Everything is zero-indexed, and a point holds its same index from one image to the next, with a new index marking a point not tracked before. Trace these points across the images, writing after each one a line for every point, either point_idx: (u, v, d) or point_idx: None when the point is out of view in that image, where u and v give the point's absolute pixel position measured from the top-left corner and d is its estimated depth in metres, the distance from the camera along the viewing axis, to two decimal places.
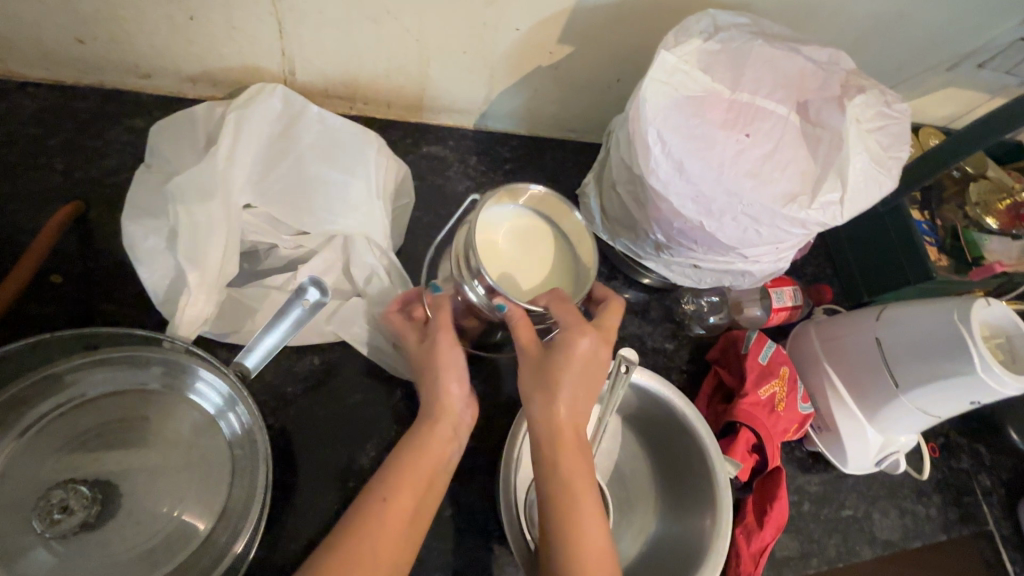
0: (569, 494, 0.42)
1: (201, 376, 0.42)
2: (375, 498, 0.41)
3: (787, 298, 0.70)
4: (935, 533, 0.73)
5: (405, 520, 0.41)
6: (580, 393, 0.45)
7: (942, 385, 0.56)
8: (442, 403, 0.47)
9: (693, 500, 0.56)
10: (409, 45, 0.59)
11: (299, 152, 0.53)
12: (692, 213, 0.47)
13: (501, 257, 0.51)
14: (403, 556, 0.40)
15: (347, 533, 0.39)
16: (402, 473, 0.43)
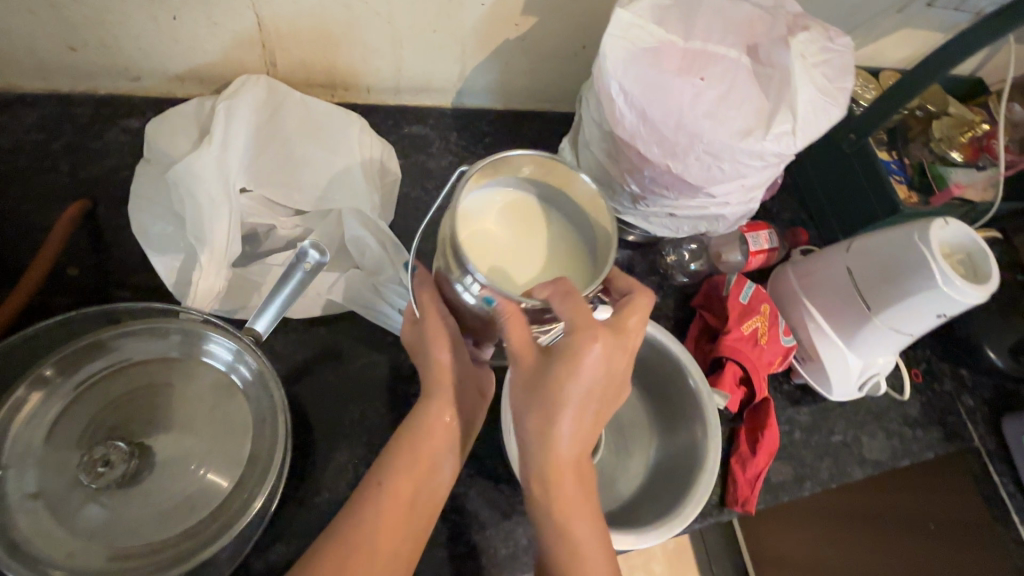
0: (560, 505, 0.44)
1: (214, 339, 0.45)
2: (373, 484, 0.45)
3: (763, 241, 0.74)
4: (922, 451, 0.77)
5: (405, 497, 0.45)
6: (582, 409, 0.42)
7: (911, 302, 0.60)
8: (444, 381, 0.50)
9: (688, 431, 0.59)
10: (383, 29, 0.62)
11: (285, 137, 0.58)
12: (659, 158, 0.51)
13: (492, 246, 0.48)
14: (404, 531, 0.45)
15: (351, 519, 0.43)
16: (400, 457, 0.47)
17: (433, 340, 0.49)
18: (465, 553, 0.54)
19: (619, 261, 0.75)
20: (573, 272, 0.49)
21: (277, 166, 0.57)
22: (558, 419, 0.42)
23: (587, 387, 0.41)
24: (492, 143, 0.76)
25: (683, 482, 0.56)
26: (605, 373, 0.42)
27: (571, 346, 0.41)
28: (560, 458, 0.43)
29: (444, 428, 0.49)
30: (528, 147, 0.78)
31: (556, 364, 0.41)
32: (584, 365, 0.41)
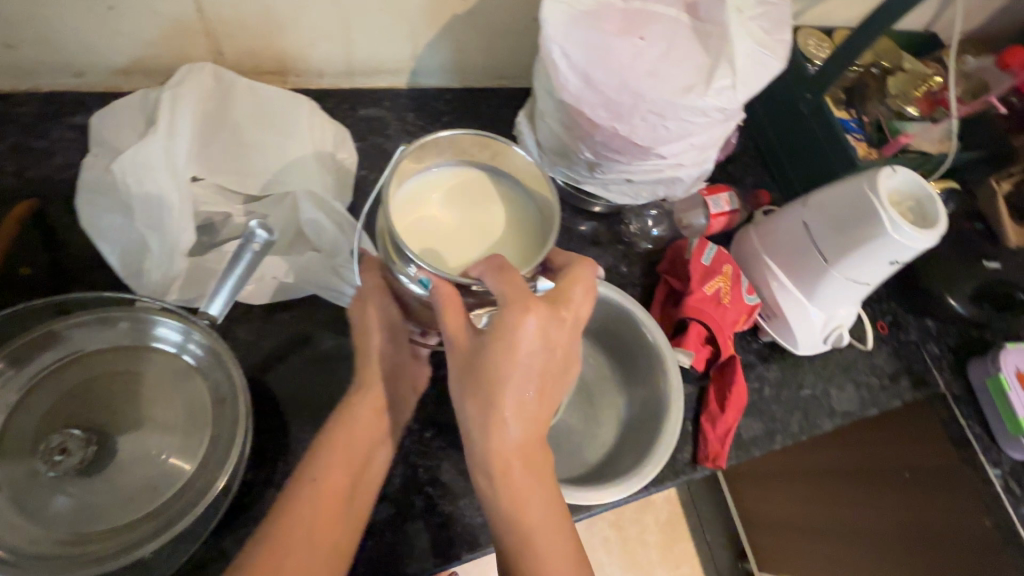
0: (512, 490, 0.42)
1: (161, 321, 0.45)
2: (307, 482, 0.44)
3: (724, 204, 0.75)
4: (889, 400, 0.79)
5: (340, 492, 0.45)
6: (520, 390, 0.41)
7: (863, 250, 0.61)
8: (371, 372, 0.51)
9: (652, 385, 0.62)
10: (328, 11, 0.61)
11: (234, 123, 0.57)
12: (605, 119, 0.52)
13: (435, 231, 0.48)
14: (338, 529, 0.43)
15: (285, 518, 0.42)
16: (332, 453, 0.46)
17: (367, 326, 0.52)
18: (441, 523, 0.55)
19: (583, 231, 0.76)
20: (524, 245, 0.49)
21: (230, 153, 0.57)
22: (496, 400, 0.41)
23: (521, 364, 0.41)
24: (450, 122, 0.76)
25: (651, 432, 0.59)
26: (541, 350, 0.42)
27: (501, 324, 0.41)
28: (506, 440, 0.42)
29: (373, 418, 0.50)
30: (487, 124, 0.78)
31: (488, 343, 0.41)
32: (514, 342, 0.41)
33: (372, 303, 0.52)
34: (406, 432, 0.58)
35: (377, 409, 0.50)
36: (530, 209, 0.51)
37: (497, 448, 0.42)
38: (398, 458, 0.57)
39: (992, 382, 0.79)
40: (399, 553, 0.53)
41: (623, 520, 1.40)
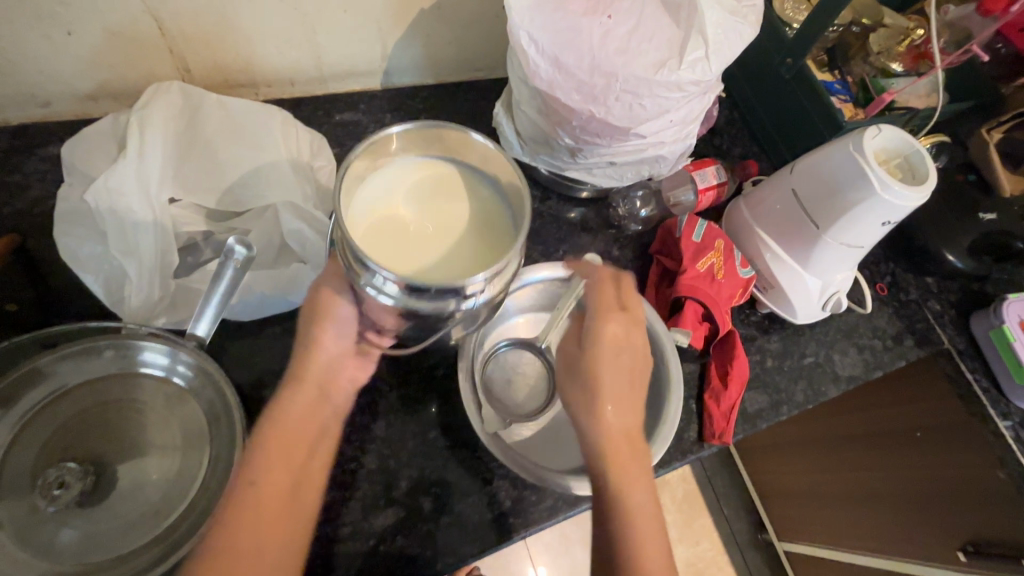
0: (615, 468, 0.46)
1: (144, 346, 0.45)
2: (245, 482, 0.40)
3: (711, 177, 0.74)
4: (894, 360, 0.79)
5: (283, 490, 0.41)
6: (615, 383, 0.48)
7: (854, 213, 0.60)
8: (309, 369, 0.45)
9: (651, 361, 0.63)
10: (292, 17, 0.60)
11: (207, 140, 0.56)
12: (580, 104, 0.51)
13: (397, 234, 0.47)
14: (288, 529, 0.40)
15: (227, 527, 0.38)
16: (270, 451, 0.42)
17: (316, 318, 0.45)
18: (450, 523, 0.55)
19: (571, 218, 0.75)
20: (492, 238, 0.48)
21: (204, 171, 0.56)
22: (596, 387, 0.48)
23: (614, 356, 0.48)
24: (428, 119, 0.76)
25: (653, 405, 0.61)
26: (626, 343, 0.49)
27: (598, 322, 0.49)
28: (607, 425, 0.47)
29: (311, 406, 0.45)
30: (465, 118, 0.77)
31: (589, 340, 0.49)
32: (606, 335, 0.49)
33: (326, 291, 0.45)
34: (408, 435, 0.58)
35: (317, 397, 0.45)
36: (504, 214, 0.49)
37: (600, 432, 0.47)
38: (403, 461, 0.56)
39: (996, 334, 0.78)
40: (411, 556, 0.53)
41: None
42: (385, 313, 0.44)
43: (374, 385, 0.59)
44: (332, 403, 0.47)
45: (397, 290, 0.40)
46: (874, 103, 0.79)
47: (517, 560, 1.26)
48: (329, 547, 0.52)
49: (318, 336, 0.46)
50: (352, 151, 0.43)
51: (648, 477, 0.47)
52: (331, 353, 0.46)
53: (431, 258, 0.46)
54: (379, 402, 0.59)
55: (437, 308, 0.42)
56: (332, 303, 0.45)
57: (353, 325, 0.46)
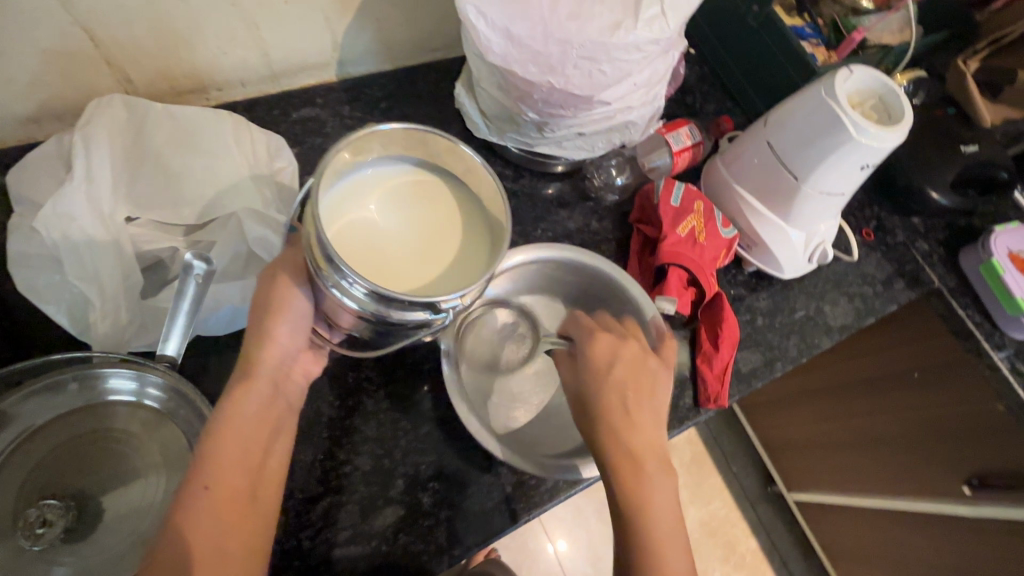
0: (623, 478, 0.45)
1: (110, 372, 0.44)
2: (198, 488, 0.37)
3: (685, 138, 0.72)
4: (885, 305, 0.78)
5: (243, 493, 0.39)
6: (615, 396, 0.49)
7: (831, 160, 0.59)
8: (261, 363, 0.43)
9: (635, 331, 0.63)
10: (231, 14, 0.57)
11: (157, 152, 0.54)
12: (537, 76, 0.49)
13: (370, 237, 0.46)
14: (253, 531, 0.38)
15: (182, 535, 0.36)
16: (225, 452, 0.39)
17: (269, 309, 0.43)
18: (452, 516, 0.55)
19: (546, 194, 0.73)
20: (465, 253, 0.47)
21: (159, 185, 0.54)
22: (596, 401, 0.49)
23: (605, 370, 0.50)
24: (389, 107, 0.73)
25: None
26: (617, 355, 0.51)
27: (585, 345, 0.52)
28: (619, 449, 0.46)
29: (266, 403, 0.42)
30: (427, 101, 0.75)
31: (583, 361, 0.51)
32: (596, 358, 0.51)
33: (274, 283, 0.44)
34: (400, 432, 0.57)
35: (270, 394, 0.43)
36: (483, 227, 0.49)
37: (603, 450, 0.47)
38: (398, 459, 0.56)
39: (986, 268, 0.77)
40: (416, 552, 0.53)
41: None
42: (349, 314, 0.43)
43: (361, 385, 0.58)
44: (285, 400, 0.44)
45: (365, 296, 0.39)
46: (842, 46, 0.77)
47: (533, 538, 1.27)
48: (331, 553, 0.51)
49: (271, 331, 0.43)
50: (337, 146, 0.42)
51: (668, 495, 0.46)
52: (284, 348, 0.44)
53: (403, 266, 0.46)
54: (367, 402, 0.58)
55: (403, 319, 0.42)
56: (289, 297, 0.44)
57: (308, 320, 0.45)
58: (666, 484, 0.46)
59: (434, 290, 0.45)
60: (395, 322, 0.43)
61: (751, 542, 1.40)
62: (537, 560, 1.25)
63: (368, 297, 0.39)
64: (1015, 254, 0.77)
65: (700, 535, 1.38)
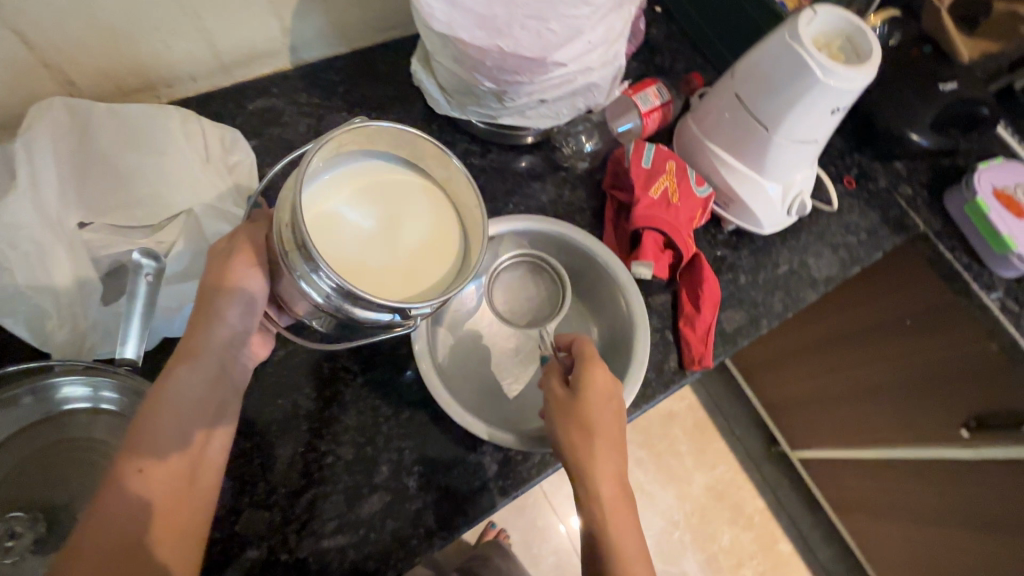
0: (611, 515, 0.48)
1: (62, 381, 0.44)
2: (130, 469, 0.36)
3: (654, 98, 0.70)
4: (870, 254, 0.77)
5: (181, 477, 0.38)
6: (609, 432, 0.50)
7: (800, 107, 0.57)
8: (206, 342, 0.42)
9: (611, 303, 0.64)
10: (168, 5, 0.55)
11: (104, 154, 0.52)
12: (485, 39, 0.51)
13: (337, 230, 0.45)
14: (190, 515, 0.38)
15: (111, 515, 0.35)
16: (161, 432, 0.38)
17: (219, 287, 0.42)
18: (439, 498, 0.54)
19: (515, 167, 0.71)
20: (436, 257, 0.47)
21: (111, 187, 0.52)
22: (590, 434, 0.49)
23: (605, 399, 0.51)
24: (347, 91, 0.71)
25: (625, 350, 0.61)
26: (613, 386, 0.52)
27: (585, 374, 0.51)
28: (605, 482, 0.48)
29: (211, 383, 0.42)
30: (387, 81, 0.73)
31: (582, 391, 0.51)
32: (597, 384, 0.51)
33: (221, 265, 0.43)
34: (380, 419, 0.56)
35: (215, 375, 0.43)
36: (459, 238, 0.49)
37: (595, 487, 0.48)
38: (380, 447, 0.55)
39: (971, 209, 0.75)
40: (405, 537, 0.52)
41: (651, 438, 1.42)
42: (311, 304, 0.42)
43: (338, 374, 0.57)
44: (229, 382, 0.44)
45: (332, 291, 0.39)
46: None
47: (542, 516, 1.27)
48: (320, 544, 0.51)
49: (219, 311, 0.42)
50: (328, 136, 0.41)
51: (637, 534, 0.48)
52: (235, 329, 0.43)
53: (368, 264, 0.45)
54: (345, 390, 0.57)
55: (366, 317, 0.41)
56: (243, 278, 0.43)
57: (259, 303, 0.44)
58: (634, 523, 0.49)
59: (393, 292, 0.44)
60: (356, 318, 0.42)
61: (758, 503, 1.40)
62: (546, 537, 1.26)
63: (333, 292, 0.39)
64: (1000, 191, 0.75)
65: (707, 500, 1.39)
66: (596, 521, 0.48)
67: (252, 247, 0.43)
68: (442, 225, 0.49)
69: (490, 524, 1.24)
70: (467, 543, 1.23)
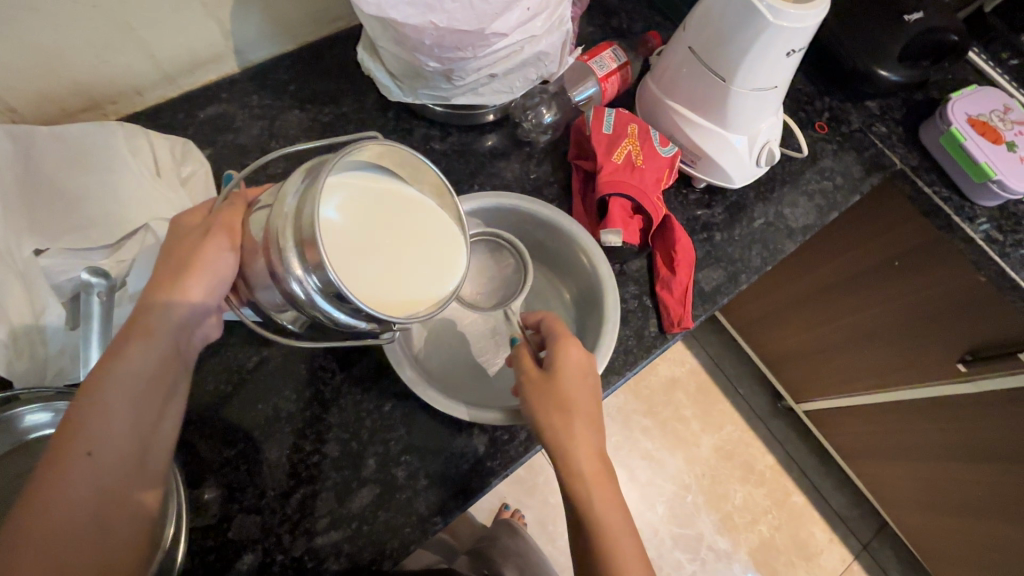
0: (596, 488, 0.48)
1: (24, 411, 0.44)
2: (79, 452, 0.37)
3: (610, 62, 0.69)
4: (848, 197, 0.76)
5: (132, 460, 0.39)
6: (587, 408, 0.50)
7: (755, 53, 0.55)
8: (164, 318, 0.41)
9: (578, 270, 0.65)
10: (95, 17, 0.53)
11: (51, 177, 0.52)
12: (417, 17, 0.50)
13: (332, 233, 0.44)
14: (134, 496, 0.38)
15: (61, 496, 0.36)
16: (111, 416, 0.38)
17: (188, 266, 0.42)
18: (428, 484, 0.54)
19: (479, 147, 0.70)
20: (422, 274, 0.47)
21: (60, 210, 0.51)
22: (567, 410, 0.49)
23: (580, 373, 0.51)
24: (299, 88, 0.70)
25: (598, 315, 0.62)
26: (586, 356, 0.52)
27: (560, 353, 0.51)
28: (587, 455, 0.48)
29: (167, 362, 0.41)
30: (339, 74, 0.71)
31: (555, 369, 0.51)
32: (571, 359, 0.51)
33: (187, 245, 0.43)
34: (363, 414, 0.56)
35: (171, 352, 0.42)
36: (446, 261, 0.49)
37: (575, 461, 0.48)
38: (366, 441, 0.55)
39: (947, 139, 0.74)
40: (398, 526, 0.53)
41: (655, 406, 1.42)
42: (283, 295, 0.42)
43: (317, 373, 0.57)
44: (183, 362, 0.43)
45: (318, 290, 0.39)
46: None
47: (554, 493, 1.28)
48: (313, 541, 0.52)
49: (182, 291, 0.42)
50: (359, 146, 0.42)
51: (620, 501, 0.49)
52: (195, 306, 0.42)
53: (361, 273, 0.44)
54: (325, 388, 0.57)
55: (338, 319, 0.42)
56: (213, 259, 0.43)
57: (226, 285, 0.44)
58: (616, 494, 0.49)
59: (378, 305, 0.44)
60: (326, 318, 0.42)
61: (767, 458, 1.40)
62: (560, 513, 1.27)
63: (314, 295, 0.40)
64: (975, 119, 0.73)
65: (716, 460, 1.39)
66: (581, 496, 0.48)
67: (231, 229, 0.44)
68: (435, 245, 0.49)
69: (504, 506, 1.24)
70: (482, 526, 1.24)
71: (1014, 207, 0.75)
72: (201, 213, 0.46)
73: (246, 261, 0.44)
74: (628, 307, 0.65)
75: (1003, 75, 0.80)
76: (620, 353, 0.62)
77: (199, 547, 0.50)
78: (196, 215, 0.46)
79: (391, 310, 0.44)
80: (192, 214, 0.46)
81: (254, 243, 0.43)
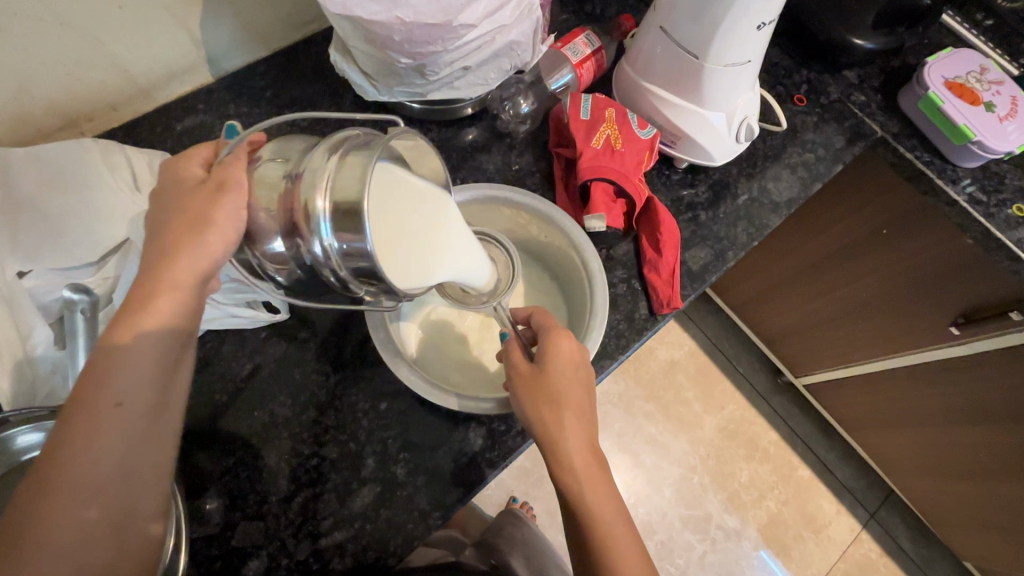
0: (588, 481, 0.48)
1: (18, 432, 0.44)
2: (109, 401, 0.37)
3: (584, 48, 0.68)
4: (830, 167, 0.76)
5: (152, 412, 0.39)
6: (578, 401, 0.50)
7: (725, 27, 0.55)
8: (179, 268, 0.40)
9: (569, 259, 0.65)
10: (65, 34, 0.53)
11: (25, 199, 0.51)
12: (382, 13, 0.50)
13: (379, 198, 0.45)
14: (158, 444, 0.39)
15: (88, 449, 0.36)
16: (134, 365, 0.38)
17: (159, 271, 0.40)
18: (427, 481, 0.55)
19: (460, 141, 0.70)
20: (431, 258, 0.50)
21: (41, 230, 0.51)
22: (558, 405, 0.49)
23: (572, 365, 0.51)
24: (275, 94, 0.70)
25: (585, 310, 0.62)
26: (578, 347, 0.53)
27: (551, 347, 0.51)
28: (579, 448, 0.49)
29: (189, 308, 0.41)
30: (314, 77, 0.71)
31: (546, 363, 0.51)
32: (562, 352, 0.51)
33: (172, 232, 0.41)
34: (360, 415, 0.56)
35: (190, 306, 0.41)
36: (448, 244, 0.52)
37: (567, 455, 0.48)
38: (363, 441, 0.56)
39: (924, 104, 0.74)
40: (400, 523, 0.53)
41: (656, 391, 1.43)
42: (292, 254, 0.42)
43: (310, 380, 0.57)
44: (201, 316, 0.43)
45: (341, 260, 0.40)
46: None
47: None
48: (318, 542, 0.52)
49: (203, 248, 0.40)
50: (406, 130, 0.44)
51: (612, 491, 0.49)
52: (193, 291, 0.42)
53: (390, 240, 0.46)
54: (322, 391, 0.57)
55: (347, 282, 0.43)
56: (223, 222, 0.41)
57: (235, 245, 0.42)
58: (609, 485, 0.49)
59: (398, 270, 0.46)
60: (336, 282, 0.43)
61: (772, 435, 1.41)
62: None
63: (331, 259, 0.40)
64: (952, 82, 0.73)
65: (721, 440, 1.40)
66: (573, 489, 0.48)
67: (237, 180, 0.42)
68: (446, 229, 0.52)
69: (512, 499, 1.25)
70: (490, 518, 1.24)
71: (995, 167, 0.75)
72: (192, 167, 0.45)
73: (257, 217, 0.42)
74: (618, 292, 0.65)
75: (978, 37, 0.80)
76: (613, 336, 0.63)
77: (202, 556, 0.51)
78: (199, 175, 0.44)
79: (401, 281, 0.46)
80: (188, 164, 0.45)
81: (263, 205, 0.42)
